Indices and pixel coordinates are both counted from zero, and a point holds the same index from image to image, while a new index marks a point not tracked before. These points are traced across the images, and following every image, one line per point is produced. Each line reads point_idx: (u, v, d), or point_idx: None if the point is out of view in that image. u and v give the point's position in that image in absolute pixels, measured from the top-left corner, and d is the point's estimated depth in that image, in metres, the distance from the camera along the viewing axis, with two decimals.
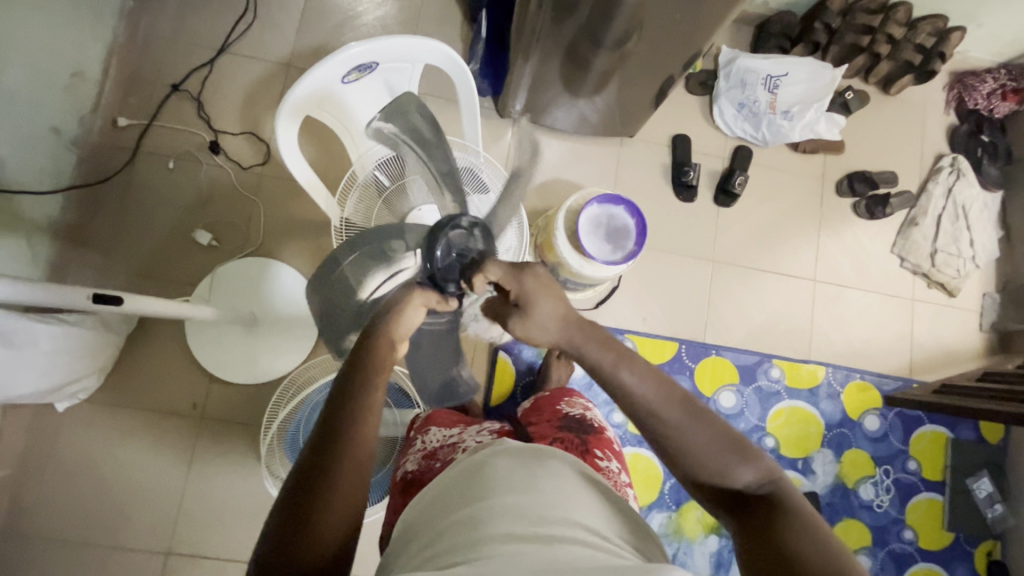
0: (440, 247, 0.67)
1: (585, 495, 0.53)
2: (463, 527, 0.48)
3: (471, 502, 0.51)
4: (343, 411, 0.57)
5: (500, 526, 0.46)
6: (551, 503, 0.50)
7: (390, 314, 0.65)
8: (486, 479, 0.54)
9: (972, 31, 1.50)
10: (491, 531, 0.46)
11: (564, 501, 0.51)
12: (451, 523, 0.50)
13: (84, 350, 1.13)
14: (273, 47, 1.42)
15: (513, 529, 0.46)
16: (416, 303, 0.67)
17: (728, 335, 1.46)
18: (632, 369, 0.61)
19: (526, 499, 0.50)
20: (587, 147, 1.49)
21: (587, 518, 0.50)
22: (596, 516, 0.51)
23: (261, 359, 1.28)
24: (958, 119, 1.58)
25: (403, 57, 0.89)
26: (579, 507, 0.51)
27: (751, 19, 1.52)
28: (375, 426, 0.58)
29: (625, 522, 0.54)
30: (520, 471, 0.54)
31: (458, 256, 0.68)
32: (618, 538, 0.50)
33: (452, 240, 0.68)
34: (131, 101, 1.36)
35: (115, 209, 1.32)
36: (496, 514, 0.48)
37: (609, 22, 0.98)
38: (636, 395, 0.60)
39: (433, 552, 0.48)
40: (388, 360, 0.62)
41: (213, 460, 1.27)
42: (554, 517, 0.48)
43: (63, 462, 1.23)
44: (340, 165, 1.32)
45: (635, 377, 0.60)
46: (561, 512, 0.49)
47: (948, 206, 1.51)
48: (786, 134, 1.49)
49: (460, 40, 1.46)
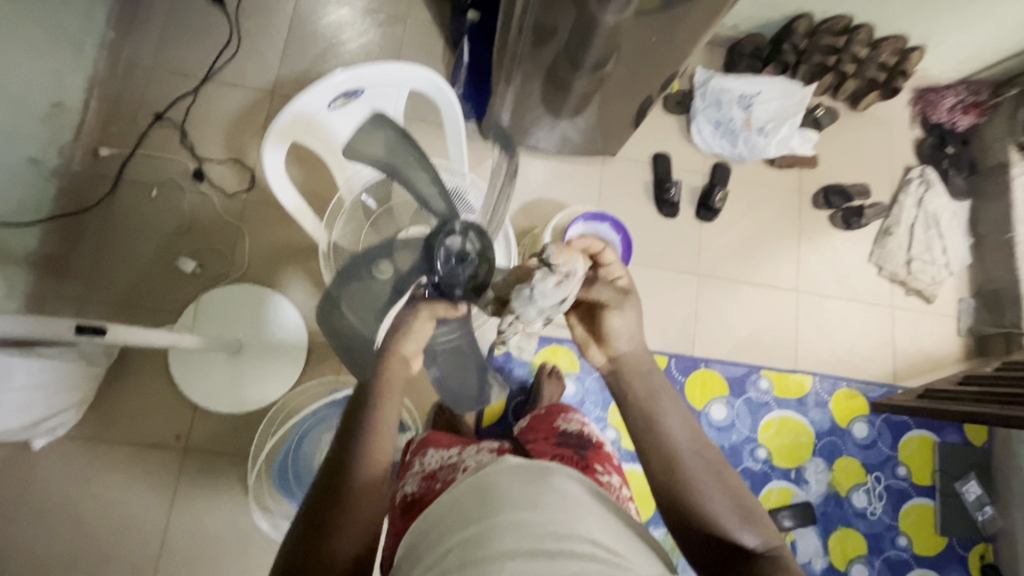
0: (441, 256, 0.69)
1: (587, 508, 0.53)
2: (467, 548, 0.47)
3: (474, 520, 0.50)
4: (354, 434, 0.62)
5: (505, 545, 0.46)
6: (554, 517, 0.49)
7: (399, 330, 0.67)
8: (488, 495, 0.53)
9: (931, 50, 1.57)
10: (496, 549, 0.46)
11: (567, 514, 0.50)
12: (454, 543, 0.49)
13: (63, 384, 1.10)
14: (257, 75, 1.43)
15: (519, 547, 0.45)
16: (423, 316, 0.69)
17: (716, 347, 1.48)
18: (673, 418, 0.66)
19: (529, 515, 0.49)
20: (570, 166, 1.52)
21: (591, 530, 0.49)
22: (600, 528, 0.50)
23: (247, 388, 1.26)
24: (923, 132, 1.65)
25: (389, 82, 0.91)
26: (582, 520, 0.50)
27: (723, 41, 1.58)
28: (384, 451, 0.62)
29: (627, 532, 0.53)
30: (522, 485, 0.53)
31: (456, 259, 0.70)
32: (623, 548, 0.50)
33: (450, 247, 0.70)
34: (112, 131, 1.36)
35: (96, 238, 1.30)
36: (500, 532, 0.47)
37: (588, 46, 1.01)
38: (668, 437, 0.65)
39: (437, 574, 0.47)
40: (397, 384, 0.66)
41: (198, 493, 1.23)
42: (558, 532, 0.47)
43: (38, 501, 1.18)
44: (326, 189, 1.32)
45: (672, 421, 0.66)
46: (565, 527, 0.48)
47: (920, 215, 1.56)
48: (762, 151, 1.53)
49: (443, 65, 1.49)
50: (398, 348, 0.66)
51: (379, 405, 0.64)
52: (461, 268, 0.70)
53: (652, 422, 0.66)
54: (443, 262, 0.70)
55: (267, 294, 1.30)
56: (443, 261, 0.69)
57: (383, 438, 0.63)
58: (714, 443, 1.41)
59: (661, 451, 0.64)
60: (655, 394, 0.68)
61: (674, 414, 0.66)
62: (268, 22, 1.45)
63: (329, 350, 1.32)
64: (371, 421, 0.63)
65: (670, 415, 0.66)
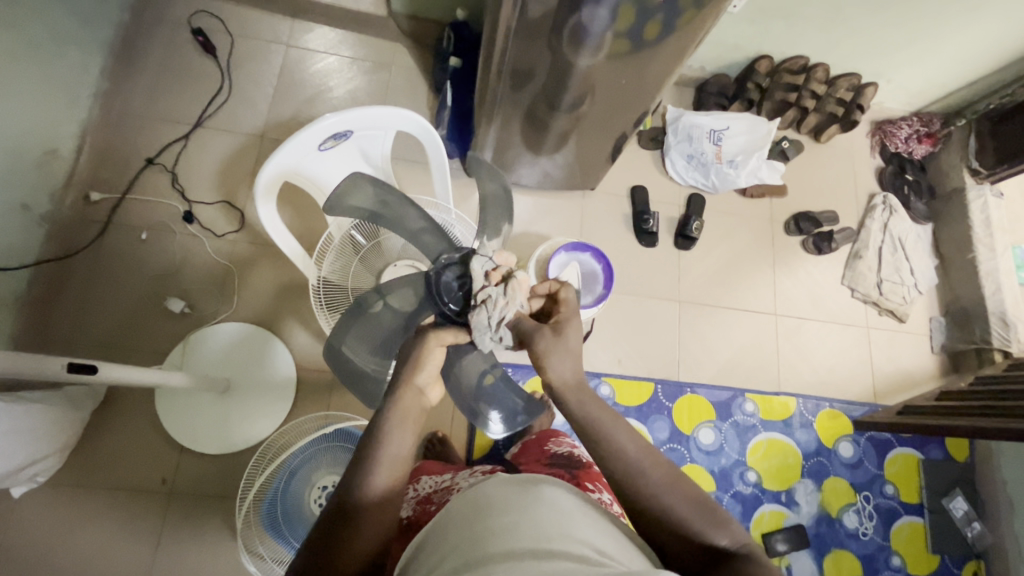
0: (443, 290, 0.74)
1: (580, 513, 0.54)
2: (463, 551, 0.49)
3: (469, 527, 0.52)
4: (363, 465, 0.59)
5: (499, 546, 0.47)
6: (547, 521, 0.51)
7: (410, 362, 0.68)
8: (483, 504, 0.55)
9: (883, 86, 1.69)
10: (490, 551, 0.47)
11: (560, 518, 0.52)
12: (451, 548, 0.50)
13: (47, 428, 1.09)
14: (248, 120, 1.48)
15: (512, 547, 0.47)
16: (436, 342, 0.70)
17: (701, 372, 1.51)
18: (621, 429, 0.64)
19: (522, 519, 0.50)
20: (552, 201, 1.58)
21: (583, 533, 0.51)
22: (592, 532, 0.52)
23: (235, 427, 1.25)
24: (882, 161, 1.75)
25: (377, 125, 0.96)
26: (575, 524, 0.52)
27: (691, 81, 1.68)
28: (395, 479, 0.60)
29: (619, 537, 0.55)
30: (515, 494, 0.55)
31: (458, 285, 0.74)
32: (615, 551, 0.51)
33: (448, 280, 0.75)
34: (104, 176, 1.39)
35: (85, 281, 1.31)
36: (495, 535, 0.49)
37: (563, 88, 1.08)
38: (619, 451, 0.63)
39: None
40: (411, 410, 0.64)
41: (183, 540, 1.20)
42: (551, 534, 0.49)
43: (14, 554, 1.14)
44: (315, 227, 1.36)
45: (625, 433, 0.64)
46: (558, 529, 0.50)
47: (886, 239, 1.63)
48: (733, 181, 1.60)
49: (427, 108, 1.56)
50: (415, 378, 0.66)
51: (391, 435, 0.60)
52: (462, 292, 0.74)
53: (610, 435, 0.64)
54: (446, 291, 0.74)
55: (258, 331, 1.31)
56: (444, 290, 0.74)
57: (393, 470, 0.59)
58: (704, 468, 1.42)
59: (617, 467, 0.62)
60: (592, 414, 0.66)
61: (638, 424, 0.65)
62: (259, 71, 1.52)
63: (318, 386, 1.33)
64: (381, 452, 0.59)
65: (616, 430, 0.64)
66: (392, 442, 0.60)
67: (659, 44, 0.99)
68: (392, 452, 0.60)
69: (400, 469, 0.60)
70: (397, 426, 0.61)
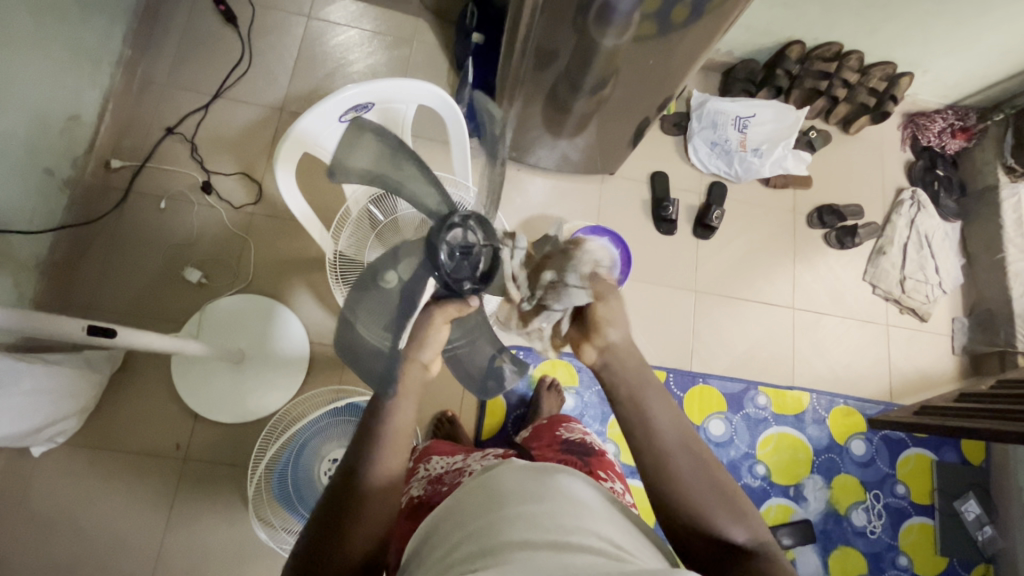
0: (444, 251, 0.64)
1: (596, 508, 0.55)
2: (480, 536, 0.50)
3: (486, 513, 0.53)
4: (366, 442, 0.59)
5: (516, 534, 0.48)
6: (563, 513, 0.52)
7: (413, 340, 0.65)
8: (500, 492, 0.56)
9: (919, 77, 1.63)
10: (507, 539, 0.48)
11: (576, 511, 0.53)
12: (468, 533, 0.52)
13: (68, 390, 1.11)
14: (267, 92, 1.47)
15: (529, 536, 0.48)
16: (439, 322, 0.66)
17: (714, 363, 1.49)
18: (660, 412, 0.65)
19: (540, 510, 0.52)
20: (570, 184, 1.56)
21: (598, 527, 0.52)
22: (608, 526, 0.53)
23: (248, 398, 1.26)
24: (913, 155, 1.69)
25: (398, 98, 0.94)
26: (591, 517, 0.53)
27: (717, 66, 1.64)
28: (396, 458, 0.60)
29: (633, 532, 0.56)
30: (533, 484, 0.56)
31: (461, 254, 0.65)
32: (630, 545, 0.52)
33: (452, 241, 0.65)
34: (125, 144, 1.40)
35: (105, 248, 1.33)
36: (512, 522, 0.50)
37: (587, 68, 1.05)
38: (656, 432, 0.64)
39: (452, 561, 0.49)
40: (412, 389, 0.63)
41: (196, 504, 1.22)
42: (568, 526, 0.50)
43: (35, 510, 1.18)
44: (331, 203, 1.35)
45: (662, 416, 0.65)
46: (574, 522, 0.51)
47: (912, 235, 1.59)
48: (757, 171, 1.57)
49: (447, 85, 1.54)
50: (417, 353, 0.65)
51: (394, 413, 0.60)
52: (465, 261, 0.66)
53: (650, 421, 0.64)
54: (446, 259, 0.64)
55: (272, 305, 1.32)
56: (447, 256, 0.64)
57: (397, 447, 0.60)
58: (713, 458, 1.41)
59: (649, 447, 0.63)
60: (644, 394, 0.67)
61: (659, 419, 0.65)
62: (279, 43, 1.50)
63: (330, 361, 1.33)
64: (384, 429, 0.60)
65: (657, 407, 0.65)
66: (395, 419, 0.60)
67: (688, 25, 0.95)
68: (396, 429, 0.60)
69: (404, 445, 0.61)
70: (400, 403, 0.61)
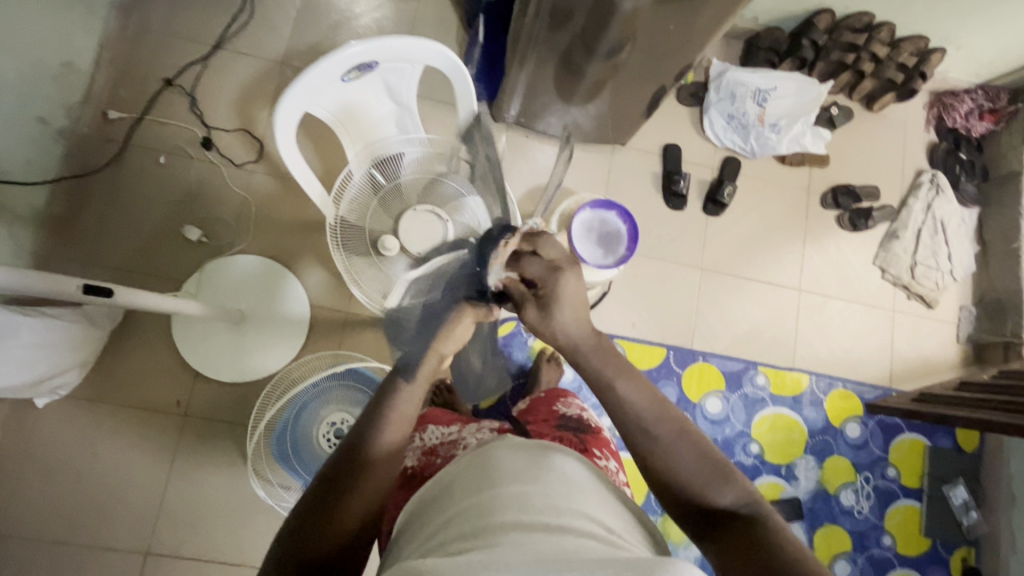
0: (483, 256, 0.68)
1: (588, 488, 0.56)
2: (473, 516, 0.51)
3: (479, 491, 0.54)
4: (374, 418, 0.61)
5: (507, 515, 0.49)
6: (555, 494, 0.52)
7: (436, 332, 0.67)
8: (493, 469, 0.57)
9: (951, 53, 1.55)
10: (497, 521, 0.49)
11: (568, 492, 0.54)
12: (460, 511, 0.53)
13: (68, 344, 1.11)
14: (269, 44, 1.41)
15: (520, 518, 0.49)
16: (467, 321, 0.68)
17: (714, 341, 1.48)
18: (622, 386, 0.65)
19: (532, 490, 0.52)
20: (580, 153, 1.51)
21: (589, 508, 0.53)
22: (598, 506, 0.54)
23: (249, 358, 1.27)
24: (937, 137, 1.64)
25: (403, 57, 0.90)
26: (583, 499, 0.54)
27: (741, 33, 1.56)
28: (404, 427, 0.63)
29: (624, 512, 0.57)
30: (524, 462, 0.57)
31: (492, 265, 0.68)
32: (620, 528, 0.53)
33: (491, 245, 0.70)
34: (121, 94, 1.35)
35: (102, 202, 1.30)
36: (504, 503, 0.51)
37: (603, 32, 1.00)
38: (626, 406, 0.63)
39: (442, 539, 0.51)
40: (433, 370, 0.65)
41: (197, 458, 1.25)
42: (560, 508, 0.51)
43: (39, 457, 1.20)
44: (334, 164, 1.32)
45: (629, 390, 0.64)
46: (566, 503, 0.52)
47: (928, 220, 1.55)
48: (774, 147, 1.52)
49: (457, 45, 1.47)
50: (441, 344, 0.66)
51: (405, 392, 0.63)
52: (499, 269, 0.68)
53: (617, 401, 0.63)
54: (488, 259, 0.67)
55: (273, 266, 1.31)
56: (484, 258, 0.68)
57: (403, 424, 0.62)
58: (707, 435, 1.42)
59: (622, 418, 0.63)
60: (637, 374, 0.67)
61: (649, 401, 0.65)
62: None
63: (331, 326, 1.33)
64: (393, 406, 0.62)
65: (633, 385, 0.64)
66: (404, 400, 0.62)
67: None
68: (406, 406, 0.63)
69: (407, 424, 0.63)
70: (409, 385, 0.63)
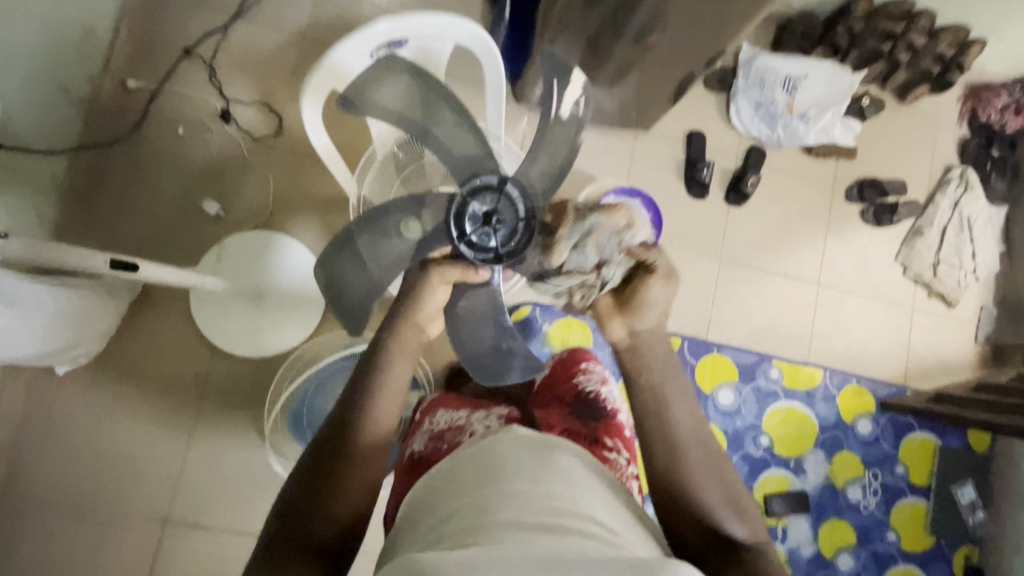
0: (468, 218, 0.77)
1: (591, 489, 0.56)
2: (474, 511, 0.51)
3: (482, 487, 0.54)
4: (368, 391, 0.66)
5: (508, 513, 0.50)
6: (558, 494, 0.53)
7: (413, 301, 0.75)
8: (497, 463, 0.57)
9: (991, 45, 1.51)
10: (500, 518, 0.49)
11: (570, 491, 0.54)
12: (461, 506, 0.53)
13: (87, 316, 1.12)
14: (291, 15, 1.38)
15: (522, 517, 0.49)
16: (439, 280, 0.76)
17: (730, 333, 1.48)
18: (682, 407, 0.72)
19: (534, 487, 0.53)
20: (602, 137, 1.48)
21: (592, 509, 0.53)
22: (600, 507, 0.54)
23: (265, 333, 1.27)
24: (969, 132, 1.59)
25: (434, 34, 0.87)
26: (585, 498, 0.54)
27: (775, 17, 1.51)
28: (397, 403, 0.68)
29: (626, 514, 0.57)
30: (529, 459, 0.58)
31: (481, 214, 0.77)
32: (622, 530, 0.54)
33: (476, 205, 0.77)
34: (141, 63, 1.33)
35: (120, 173, 1.30)
36: (507, 500, 0.51)
37: (634, 13, 0.97)
38: (677, 424, 0.71)
39: (442, 534, 0.51)
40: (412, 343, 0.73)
41: (213, 430, 1.27)
42: (562, 509, 0.51)
43: (60, 424, 1.22)
44: (355, 141, 1.31)
45: (683, 413, 0.72)
46: (568, 503, 0.52)
47: (954, 218, 1.52)
48: (801, 138, 1.49)
49: (481, 21, 1.43)
50: (414, 318, 0.75)
51: (394, 360, 0.70)
52: (490, 230, 0.77)
53: (671, 416, 0.71)
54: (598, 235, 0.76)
55: (278, 238, 1.29)
56: (469, 221, 0.77)
57: (391, 401, 0.67)
58: (718, 426, 1.42)
59: (669, 439, 0.70)
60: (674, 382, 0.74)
61: (686, 409, 0.72)
62: None
63: None
64: (382, 379, 0.68)
65: (681, 409, 0.72)
66: (392, 373, 0.68)
67: None
68: (393, 379, 0.68)
69: (396, 402, 0.68)
70: (398, 355, 0.71)
